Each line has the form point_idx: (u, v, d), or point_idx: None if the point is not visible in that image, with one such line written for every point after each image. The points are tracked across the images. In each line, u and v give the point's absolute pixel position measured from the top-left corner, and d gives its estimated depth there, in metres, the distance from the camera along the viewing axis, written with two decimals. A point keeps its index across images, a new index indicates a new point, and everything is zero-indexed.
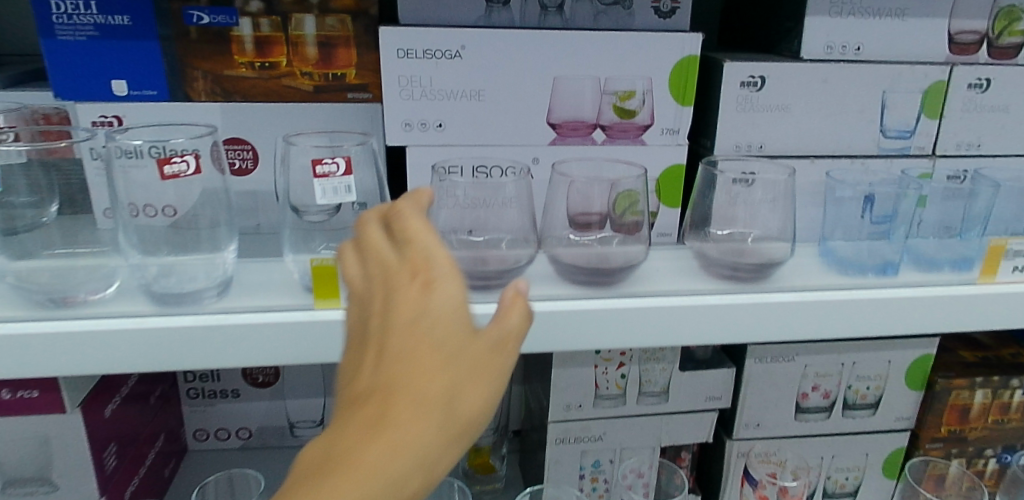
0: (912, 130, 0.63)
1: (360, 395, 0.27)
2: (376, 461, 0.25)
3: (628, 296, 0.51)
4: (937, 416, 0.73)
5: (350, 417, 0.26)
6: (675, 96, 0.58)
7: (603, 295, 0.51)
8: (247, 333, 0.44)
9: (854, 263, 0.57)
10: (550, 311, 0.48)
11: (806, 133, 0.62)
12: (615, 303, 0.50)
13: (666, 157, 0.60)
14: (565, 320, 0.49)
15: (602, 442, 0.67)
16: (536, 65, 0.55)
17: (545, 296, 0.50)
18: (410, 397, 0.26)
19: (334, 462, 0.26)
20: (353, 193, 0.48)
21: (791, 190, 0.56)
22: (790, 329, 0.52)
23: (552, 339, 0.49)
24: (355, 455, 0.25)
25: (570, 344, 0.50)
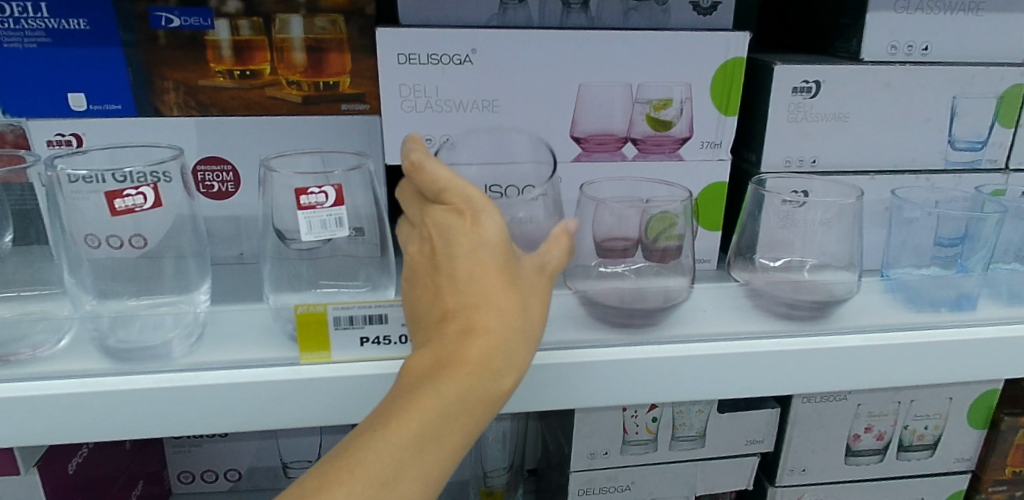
0: (985, 140, 0.56)
1: (448, 317, 0.32)
2: (479, 356, 0.31)
3: (669, 343, 0.43)
4: (1003, 457, 0.66)
5: (446, 333, 0.32)
6: (717, 104, 0.51)
7: (639, 341, 0.43)
8: (219, 396, 0.37)
9: (925, 297, 0.50)
10: (580, 362, 0.41)
11: (865, 145, 0.55)
12: (654, 352, 0.42)
13: (705, 174, 0.53)
14: (597, 372, 0.41)
15: (629, 492, 0.60)
16: (558, 70, 0.48)
17: (573, 343, 0.43)
18: (493, 308, 0.32)
19: (441, 361, 0.31)
20: (344, 227, 0.41)
21: (858, 213, 0.49)
22: (857, 377, 0.45)
23: (582, 395, 0.42)
24: (460, 352, 0.31)
25: (602, 400, 0.42)
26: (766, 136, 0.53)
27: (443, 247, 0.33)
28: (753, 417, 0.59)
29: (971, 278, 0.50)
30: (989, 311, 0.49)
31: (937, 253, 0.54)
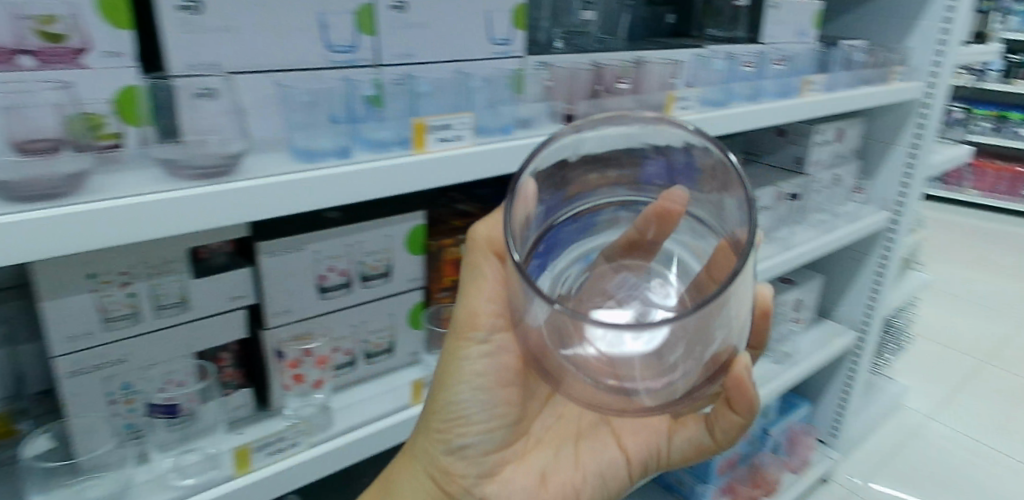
0: (509, 40, 0.87)
1: (524, 441, 0.66)
2: (503, 462, 0.64)
3: (319, 171, 0.66)
4: None
5: (513, 451, 0.65)
6: (361, 29, 0.73)
7: (300, 172, 0.65)
8: None
9: (487, 129, 0.82)
10: (265, 187, 0.61)
11: (441, 44, 0.81)
12: (307, 176, 0.64)
13: (339, 69, 0.73)
14: (272, 191, 0.62)
15: (326, 332, 0.79)
16: None
17: (254, 177, 0.62)
18: (535, 456, 0.65)
19: (505, 461, 0.64)
20: (21, 115, 0.55)
21: (437, 86, 0.78)
22: (444, 177, 0.75)
23: (259, 211, 0.61)
24: (505, 463, 0.64)
25: (281, 210, 0.63)
26: (380, 37, 0.76)
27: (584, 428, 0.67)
28: (413, 260, 0.84)
29: (507, 113, 0.84)
30: (518, 134, 0.85)
31: (498, 116, 0.83)
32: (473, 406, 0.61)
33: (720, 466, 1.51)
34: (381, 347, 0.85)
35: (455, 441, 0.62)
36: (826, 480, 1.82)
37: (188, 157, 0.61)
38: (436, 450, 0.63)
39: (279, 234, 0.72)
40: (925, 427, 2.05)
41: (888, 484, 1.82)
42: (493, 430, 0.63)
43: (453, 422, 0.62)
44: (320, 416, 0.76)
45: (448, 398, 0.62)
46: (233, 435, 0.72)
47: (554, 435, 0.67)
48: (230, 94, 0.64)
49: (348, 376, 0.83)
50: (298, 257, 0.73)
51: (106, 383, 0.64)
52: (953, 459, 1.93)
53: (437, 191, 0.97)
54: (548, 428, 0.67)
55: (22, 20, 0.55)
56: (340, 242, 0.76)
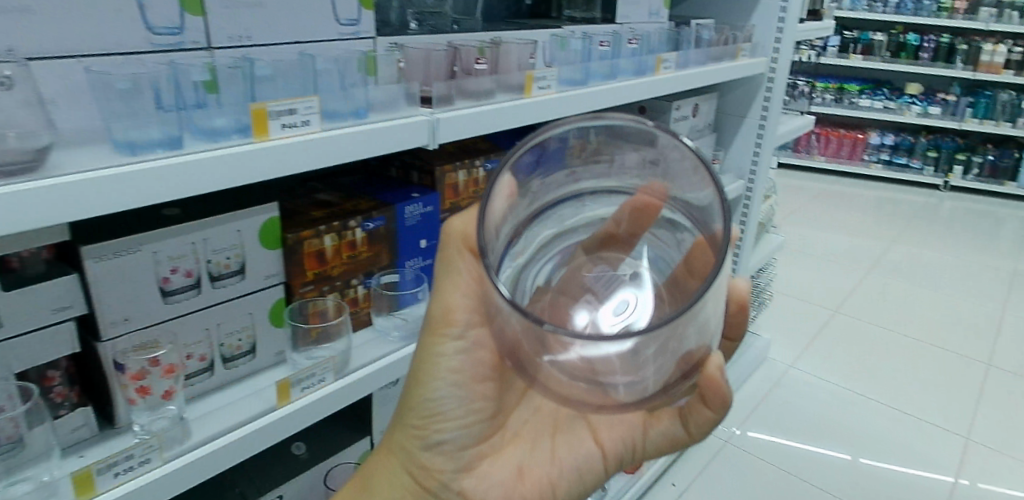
0: (356, 19, 0.86)
1: (503, 437, 0.64)
2: (483, 456, 0.63)
3: (141, 163, 0.60)
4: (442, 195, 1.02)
5: (493, 446, 0.64)
6: (186, 9, 0.69)
7: (118, 165, 0.59)
8: None
9: (338, 113, 0.79)
10: (77, 182, 0.55)
11: (281, 25, 0.78)
12: (126, 169, 0.58)
13: (165, 51, 0.69)
14: (86, 187, 0.55)
15: (173, 340, 0.74)
16: None
17: (61, 172, 0.55)
18: (512, 451, 0.64)
19: (482, 456, 0.63)
20: None
21: (279, 68, 0.74)
22: (291, 164, 0.71)
23: (72, 210, 0.55)
24: (485, 456, 0.63)
25: (101, 208, 0.57)
26: (211, 18, 0.72)
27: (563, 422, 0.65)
28: (266, 256, 0.80)
29: (360, 95, 0.81)
30: (374, 117, 0.82)
31: (350, 99, 0.80)
32: (448, 402, 0.61)
33: None
34: (238, 351, 0.81)
35: (432, 437, 0.62)
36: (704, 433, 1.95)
37: None
38: (413, 446, 0.63)
39: (108, 236, 0.66)
40: (786, 376, 2.25)
41: (758, 430, 1.99)
42: (469, 425, 0.62)
43: (428, 417, 0.62)
44: (175, 429, 0.71)
45: (424, 395, 0.62)
46: (72, 460, 0.67)
47: (532, 428, 0.65)
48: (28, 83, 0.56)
49: (205, 383, 0.79)
50: (130, 261, 0.67)
51: None
52: (811, 401, 2.14)
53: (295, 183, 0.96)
54: (526, 422, 0.65)
55: None
56: (180, 242, 0.71)
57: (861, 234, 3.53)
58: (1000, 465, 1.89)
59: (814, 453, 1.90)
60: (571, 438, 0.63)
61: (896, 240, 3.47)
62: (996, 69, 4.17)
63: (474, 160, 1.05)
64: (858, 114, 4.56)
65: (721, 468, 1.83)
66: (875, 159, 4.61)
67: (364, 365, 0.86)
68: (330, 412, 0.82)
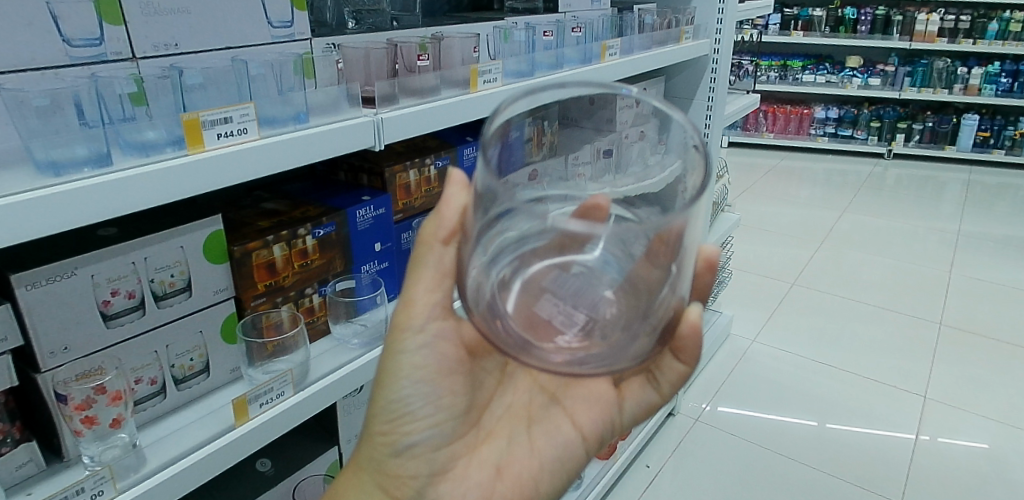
0: (289, 21, 0.84)
1: (477, 433, 0.67)
2: (458, 454, 0.65)
3: (66, 183, 0.57)
4: (393, 196, 1.00)
5: (467, 442, 0.66)
6: (107, 19, 0.66)
7: (42, 187, 0.56)
8: None
9: (276, 119, 0.77)
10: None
11: (210, 30, 0.75)
12: (51, 190, 0.56)
13: (87, 64, 0.66)
14: (7, 213, 0.52)
15: (120, 365, 0.71)
16: None
17: None
18: (488, 448, 0.67)
19: (457, 456, 0.65)
20: None
21: (210, 75, 0.72)
22: (230, 175, 0.69)
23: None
24: (462, 454, 0.65)
25: (26, 233, 0.54)
26: (133, 27, 0.69)
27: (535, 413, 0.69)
28: (213, 271, 0.78)
29: (299, 98, 0.79)
30: (314, 121, 0.80)
31: (289, 103, 0.78)
32: (415, 401, 0.62)
33: None
34: (191, 371, 0.79)
35: (403, 441, 0.63)
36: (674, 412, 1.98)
37: None
38: (383, 454, 0.64)
39: (40, 263, 0.63)
40: (750, 350, 2.30)
41: (726, 405, 2.03)
42: (440, 423, 0.63)
43: (396, 420, 0.63)
44: (128, 457, 0.68)
45: (390, 396, 0.62)
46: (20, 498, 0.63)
47: (506, 423, 0.68)
48: None
49: (156, 408, 0.76)
50: (67, 286, 0.64)
51: None
52: (775, 372, 2.19)
53: (240, 192, 0.93)
54: (499, 418, 0.69)
55: None
56: (119, 262, 0.68)
57: (813, 206, 3.62)
58: (955, 418, 1.97)
59: (782, 422, 1.95)
60: (545, 426, 0.68)
61: (846, 210, 3.58)
62: (929, 39, 4.33)
63: (424, 158, 1.04)
64: (803, 89, 4.68)
65: (693, 445, 1.86)
66: (822, 132, 4.74)
67: (324, 375, 0.85)
68: (293, 426, 0.80)
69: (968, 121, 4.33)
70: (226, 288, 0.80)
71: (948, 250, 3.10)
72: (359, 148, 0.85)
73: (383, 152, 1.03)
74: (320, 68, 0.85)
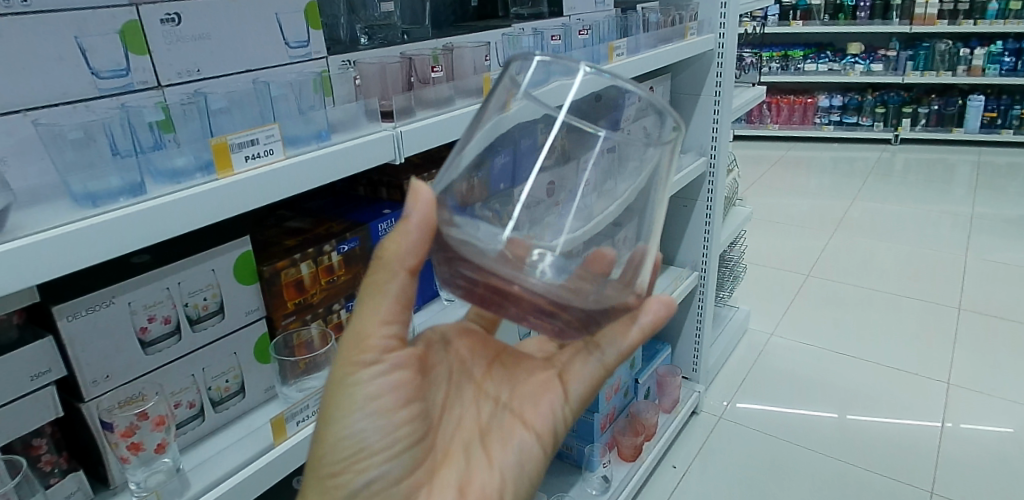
0: (306, 40, 0.85)
1: (434, 459, 0.64)
2: (418, 485, 0.62)
3: (105, 213, 0.58)
4: None
5: (425, 471, 0.63)
6: (131, 49, 0.67)
7: (83, 217, 0.57)
8: None
9: (299, 138, 0.77)
10: (40, 240, 0.53)
11: (230, 55, 0.76)
12: (92, 221, 0.56)
13: (114, 94, 0.67)
14: (49, 245, 0.53)
15: (159, 391, 0.71)
16: None
17: (23, 233, 0.53)
18: (445, 471, 0.64)
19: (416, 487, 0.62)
20: None
21: (233, 99, 0.73)
22: (258, 196, 0.69)
23: (39, 269, 0.53)
24: (423, 483, 0.63)
25: (68, 265, 0.55)
26: (157, 56, 0.70)
27: (487, 424, 0.67)
28: (245, 292, 0.78)
29: (320, 116, 0.79)
30: (335, 139, 0.81)
31: (310, 122, 0.78)
32: (368, 435, 0.59)
33: (600, 423, 1.58)
34: (226, 392, 0.79)
35: (358, 478, 0.60)
36: (697, 411, 1.97)
37: None
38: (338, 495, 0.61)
39: (79, 293, 0.63)
40: (769, 344, 2.29)
41: (748, 401, 2.02)
42: (399, 453, 0.60)
43: (354, 457, 0.60)
44: (172, 482, 0.68)
45: (339, 433, 0.60)
46: None
47: (460, 439, 0.66)
48: None
49: (195, 431, 0.77)
50: (107, 314, 0.65)
51: None
52: (796, 365, 2.17)
53: (263, 212, 0.94)
54: (452, 434, 0.66)
55: None
56: (154, 288, 0.69)
57: (824, 196, 3.61)
58: (982, 404, 1.96)
59: (806, 415, 1.94)
60: (503, 436, 0.65)
61: (857, 197, 3.56)
62: (929, 22, 4.31)
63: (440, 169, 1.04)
64: (805, 78, 4.67)
65: (719, 444, 1.85)
66: (827, 121, 4.72)
67: None
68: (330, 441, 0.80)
69: (974, 102, 4.31)
70: (258, 307, 0.81)
71: (962, 234, 3.07)
72: (380, 163, 0.85)
73: (401, 166, 1.04)
74: (335, 85, 0.86)
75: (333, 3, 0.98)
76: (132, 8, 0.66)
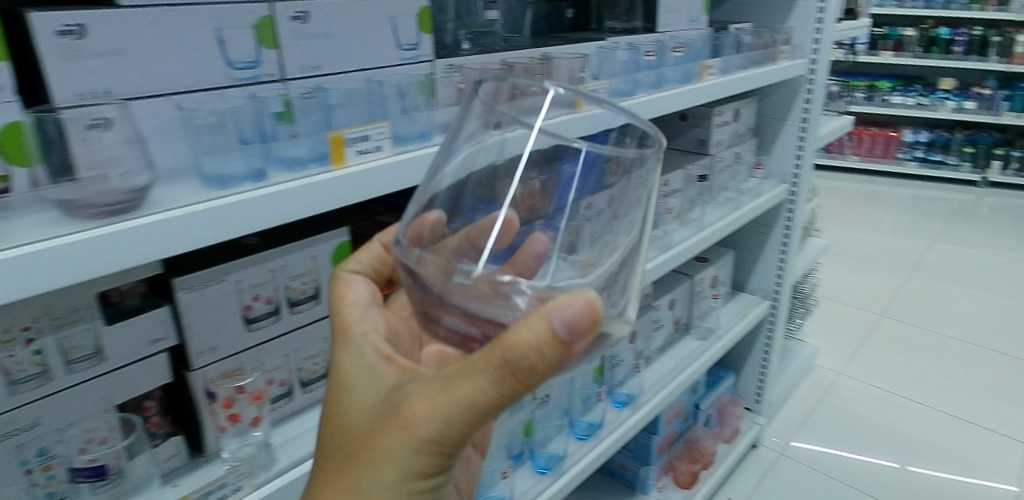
0: (417, 43, 0.88)
1: None
2: None
3: (232, 196, 0.62)
4: None
5: None
6: (262, 43, 0.71)
7: (214, 198, 0.61)
8: None
9: (405, 136, 0.80)
10: (177, 218, 0.57)
11: (347, 53, 0.80)
12: (222, 202, 0.60)
13: (245, 86, 0.71)
14: (183, 223, 0.57)
15: (256, 367, 0.75)
16: (127, 17, 0.60)
17: (163, 210, 0.58)
18: None
19: None
20: None
21: (348, 96, 0.76)
22: (365, 189, 0.72)
23: (173, 245, 0.57)
24: None
25: (198, 242, 0.59)
26: (283, 51, 0.74)
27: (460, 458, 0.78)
28: None
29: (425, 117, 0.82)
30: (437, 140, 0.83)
31: (414, 123, 0.81)
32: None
33: (658, 446, 1.56)
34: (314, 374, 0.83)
35: None
36: (756, 445, 1.92)
37: (82, 194, 0.56)
38: None
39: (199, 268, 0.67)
40: (835, 383, 2.21)
41: (808, 441, 1.95)
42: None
43: None
44: (261, 456, 0.72)
45: None
46: (170, 488, 0.68)
47: None
48: (127, 123, 0.59)
49: (284, 409, 0.80)
50: (220, 291, 0.69)
51: (20, 451, 0.59)
52: (862, 409, 2.09)
53: (359, 205, 0.98)
54: None
55: None
56: (263, 269, 0.72)
57: (903, 235, 3.46)
58: None
59: (868, 462, 1.86)
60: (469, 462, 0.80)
61: (939, 239, 3.40)
62: None
63: None
64: (891, 111, 4.49)
65: (776, 481, 1.80)
66: (911, 157, 4.53)
67: None
68: None
69: None
70: None
71: None
72: None
73: None
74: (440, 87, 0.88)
75: (442, 9, 1.01)
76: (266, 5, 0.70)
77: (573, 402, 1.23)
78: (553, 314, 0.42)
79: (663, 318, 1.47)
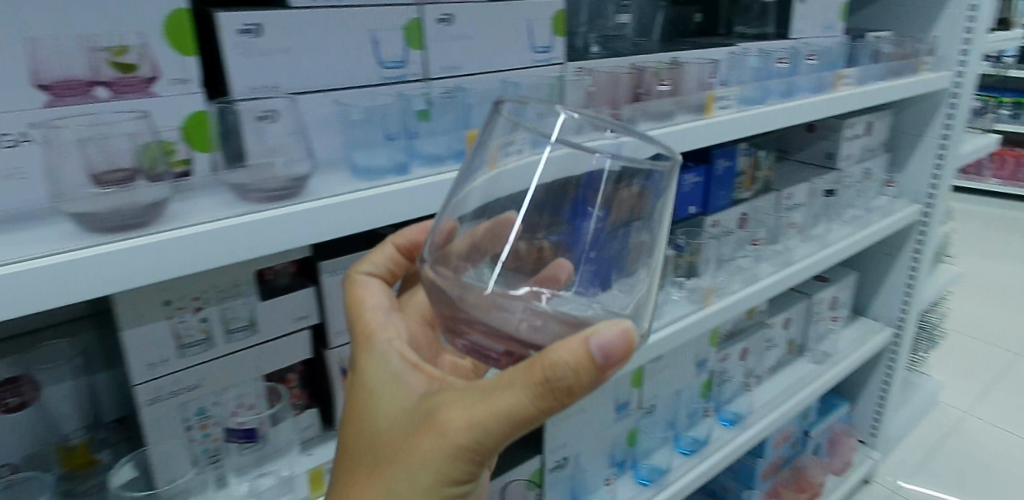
0: (550, 46, 0.89)
1: None
2: None
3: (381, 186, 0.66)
4: None
5: None
6: (410, 44, 0.75)
7: (364, 188, 0.65)
8: (10, 281, 0.45)
9: None
10: (333, 204, 0.61)
11: (486, 55, 0.82)
12: (373, 192, 0.64)
13: (393, 84, 0.75)
14: (338, 209, 0.62)
15: None
16: (296, 18, 0.65)
17: (321, 197, 0.62)
18: None
19: None
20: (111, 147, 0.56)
21: (485, 97, 0.79)
22: None
23: (328, 229, 0.61)
24: None
25: (349, 228, 0.63)
26: (429, 51, 0.77)
27: None
28: None
29: None
30: None
31: None
32: None
33: (764, 470, 1.50)
34: None
35: None
36: (868, 481, 1.80)
37: (252, 179, 0.61)
38: None
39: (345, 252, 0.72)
40: (963, 423, 2.02)
41: (929, 483, 1.80)
42: None
43: None
44: None
45: None
46: (305, 457, 0.76)
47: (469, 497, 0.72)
48: (293, 115, 0.64)
49: None
50: None
51: (184, 409, 0.65)
52: (993, 454, 1.90)
53: None
54: None
55: (96, 51, 0.55)
56: None
57: None
58: None
59: None
60: None
61: None
62: None
63: None
64: None
65: None
66: None
67: None
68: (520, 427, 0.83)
69: None
70: None
71: None
72: None
73: None
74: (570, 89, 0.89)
75: (574, 13, 1.02)
76: (416, 8, 0.74)
77: (679, 416, 1.20)
78: (592, 338, 0.43)
79: (776, 336, 1.41)
